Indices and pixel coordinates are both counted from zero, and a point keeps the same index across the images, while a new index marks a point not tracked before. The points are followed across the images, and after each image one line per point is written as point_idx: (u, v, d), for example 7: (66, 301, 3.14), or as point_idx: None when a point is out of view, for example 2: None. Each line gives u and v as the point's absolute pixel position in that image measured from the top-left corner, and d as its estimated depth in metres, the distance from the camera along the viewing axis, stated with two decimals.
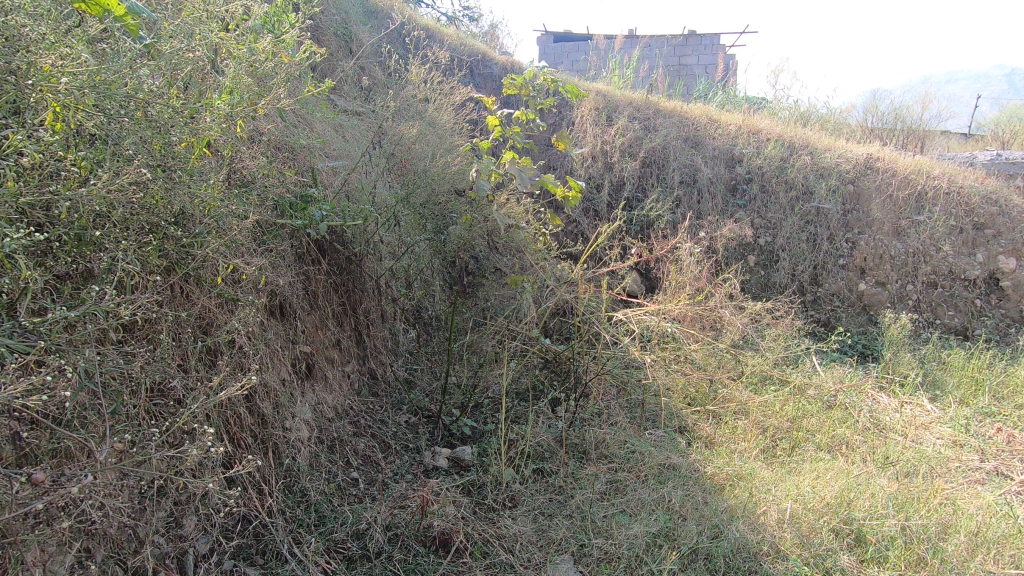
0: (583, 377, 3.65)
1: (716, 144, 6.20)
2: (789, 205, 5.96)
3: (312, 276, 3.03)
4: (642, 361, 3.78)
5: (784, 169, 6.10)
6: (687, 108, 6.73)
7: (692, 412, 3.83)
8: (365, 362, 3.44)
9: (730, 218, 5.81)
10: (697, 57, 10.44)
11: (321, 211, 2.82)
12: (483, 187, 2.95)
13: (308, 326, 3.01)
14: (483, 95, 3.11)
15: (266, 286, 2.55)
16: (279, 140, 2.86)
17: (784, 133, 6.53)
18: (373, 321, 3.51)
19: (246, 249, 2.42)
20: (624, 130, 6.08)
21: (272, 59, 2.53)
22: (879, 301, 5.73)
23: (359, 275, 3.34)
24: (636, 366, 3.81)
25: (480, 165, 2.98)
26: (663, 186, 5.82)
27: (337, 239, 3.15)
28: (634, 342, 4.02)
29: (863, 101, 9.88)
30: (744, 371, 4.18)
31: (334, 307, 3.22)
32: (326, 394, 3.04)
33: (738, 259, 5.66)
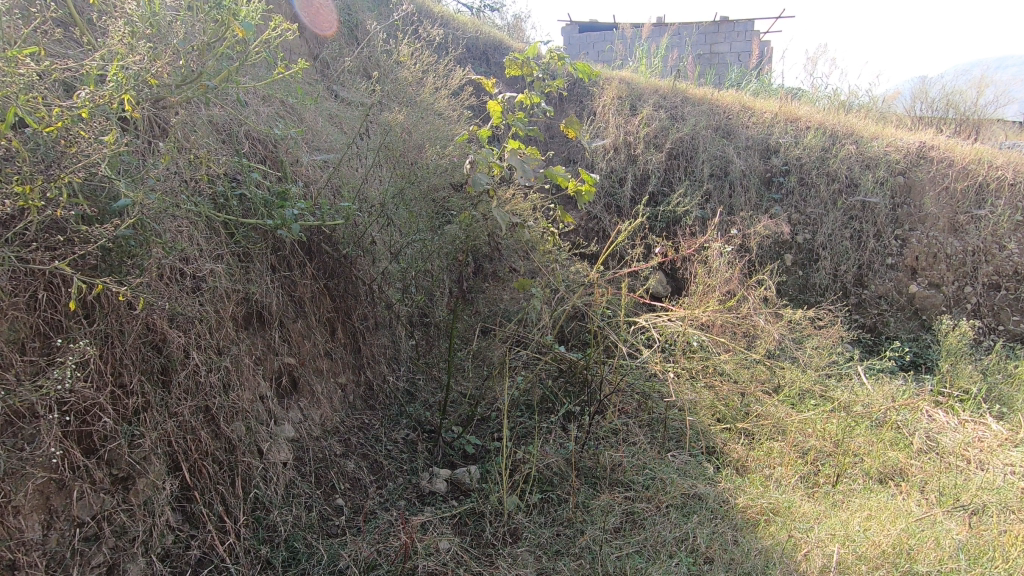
0: (597, 392, 3.34)
1: (750, 133, 5.72)
2: (830, 199, 5.45)
3: (298, 281, 2.79)
4: (665, 376, 3.42)
5: (825, 159, 5.59)
6: (717, 95, 6.24)
7: (722, 431, 3.45)
8: (360, 373, 3.19)
9: (765, 213, 5.36)
10: (729, 44, 9.87)
11: (297, 211, 2.41)
12: (480, 181, 2.58)
13: (292, 336, 2.78)
14: (482, 75, 2.74)
15: (235, 293, 2.28)
16: (251, 131, 2.62)
17: (825, 120, 6.00)
18: (370, 328, 3.22)
19: (204, 252, 2.15)
20: (649, 120, 5.67)
21: (232, 41, 2.17)
22: (932, 304, 5.19)
23: (352, 277, 3.05)
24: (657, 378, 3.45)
25: (476, 155, 2.61)
26: (691, 180, 5.41)
27: (325, 240, 2.88)
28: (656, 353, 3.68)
29: (911, 87, 9.22)
30: (780, 384, 3.82)
31: (323, 314, 2.96)
32: (313, 410, 2.82)
33: (774, 259, 5.20)
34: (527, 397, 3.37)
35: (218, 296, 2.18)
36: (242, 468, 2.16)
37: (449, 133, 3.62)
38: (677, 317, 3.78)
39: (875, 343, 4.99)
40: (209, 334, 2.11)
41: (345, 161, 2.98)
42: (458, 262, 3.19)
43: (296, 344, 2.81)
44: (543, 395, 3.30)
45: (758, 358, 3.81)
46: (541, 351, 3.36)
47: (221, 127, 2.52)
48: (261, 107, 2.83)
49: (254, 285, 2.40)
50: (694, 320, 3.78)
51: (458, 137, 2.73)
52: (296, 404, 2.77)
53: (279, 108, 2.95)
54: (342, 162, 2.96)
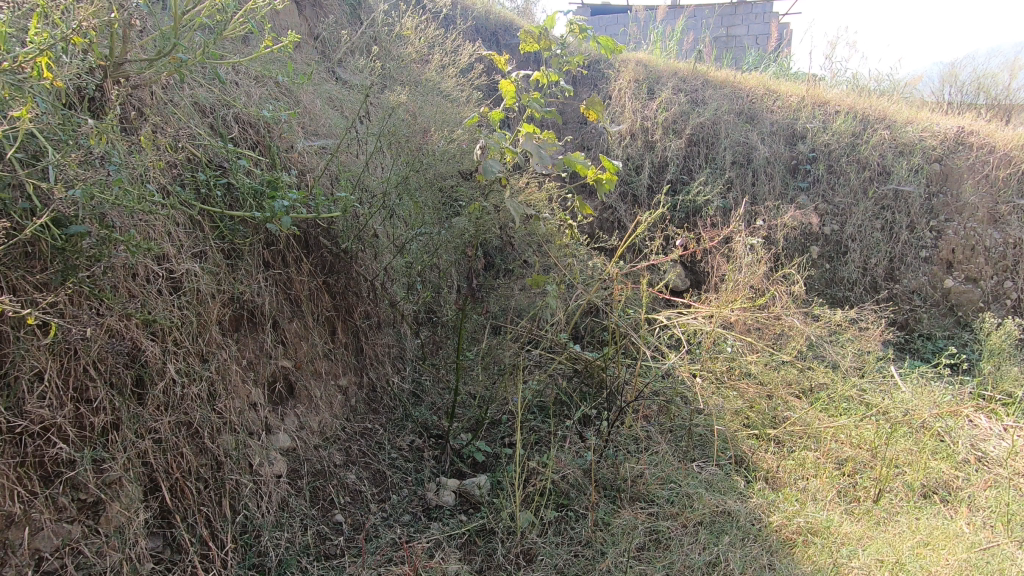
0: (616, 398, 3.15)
1: (775, 118, 5.41)
2: (861, 188, 5.15)
3: (293, 278, 2.58)
4: (692, 384, 3.17)
5: (855, 146, 5.27)
6: (740, 78, 5.91)
7: (750, 438, 3.21)
8: (363, 374, 2.97)
9: (791, 203, 5.07)
10: (746, 27, 9.48)
11: (288, 201, 2.15)
12: (492, 167, 2.29)
13: (287, 338, 2.58)
14: (492, 52, 2.48)
15: (220, 293, 2.07)
16: (239, 113, 2.40)
17: (855, 104, 5.66)
18: (373, 327, 3.01)
19: (181, 249, 1.95)
20: (668, 104, 5.37)
21: (196, 8, 1.92)
22: (969, 300, 4.89)
23: (352, 273, 2.82)
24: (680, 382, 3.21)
25: (487, 139, 2.32)
26: (712, 167, 5.13)
27: (323, 232, 2.65)
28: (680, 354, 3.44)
29: (939, 70, 8.80)
30: (810, 386, 3.57)
31: (322, 312, 2.74)
32: (310, 418, 2.63)
33: (800, 251, 4.92)
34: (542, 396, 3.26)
35: (201, 297, 1.98)
36: (229, 486, 1.97)
37: (458, 116, 3.36)
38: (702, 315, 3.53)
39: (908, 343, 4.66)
40: (189, 340, 1.91)
41: (345, 147, 2.74)
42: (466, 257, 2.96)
43: (292, 346, 2.61)
44: (559, 397, 3.16)
45: (787, 358, 3.56)
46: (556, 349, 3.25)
47: (208, 111, 2.31)
48: (252, 89, 2.61)
49: (244, 283, 2.19)
50: (720, 318, 3.53)
51: (466, 120, 2.47)
52: (292, 410, 2.58)
53: (273, 90, 2.73)
54: (342, 148, 2.72)
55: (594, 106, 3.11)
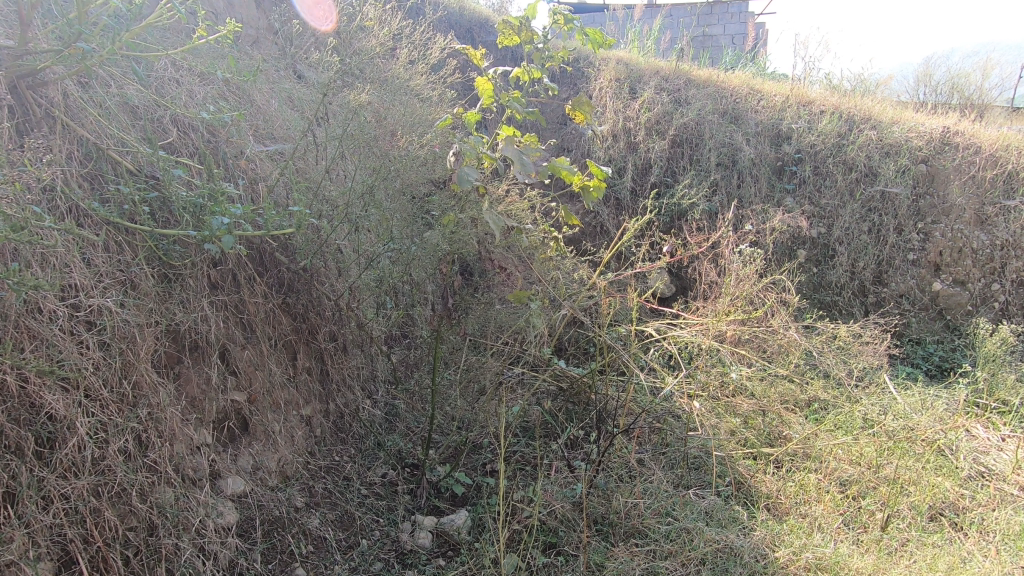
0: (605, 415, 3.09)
1: (760, 118, 5.26)
2: (847, 190, 5.03)
3: (244, 301, 2.30)
4: (687, 409, 2.99)
5: (841, 146, 5.15)
6: (723, 77, 5.76)
7: (746, 458, 3.04)
8: (329, 402, 2.70)
9: (777, 205, 4.93)
10: (722, 27, 9.39)
11: (231, 217, 1.81)
12: (469, 175, 2.00)
13: (240, 368, 2.30)
14: (465, 46, 2.21)
15: (149, 329, 1.83)
16: (176, 117, 2.12)
17: (840, 103, 5.55)
18: (340, 349, 2.73)
19: (95, 283, 1.73)
20: (651, 104, 5.18)
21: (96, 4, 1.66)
22: (958, 303, 4.81)
23: (314, 290, 2.54)
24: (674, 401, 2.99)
25: (462, 143, 2.04)
26: (697, 169, 4.96)
27: (279, 248, 2.38)
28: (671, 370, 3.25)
29: (914, 70, 8.78)
30: (804, 398, 3.42)
31: (280, 337, 2.46)
32: (268, 456, 2.35)
33: (788, 256, 4.78)
34: (527, 415, 3.14)
35: (121, 339, 1.74)
36: (164, 552, 1.70)
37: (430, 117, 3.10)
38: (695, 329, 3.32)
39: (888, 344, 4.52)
40: (106, 389, 1.68)
41: (304, 151, 2.46)
42: (440, 272, 2.66)
43: (246, 376, 2.32)
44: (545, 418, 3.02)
45: (784, 372, 3.39)
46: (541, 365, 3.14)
47: (141, 113, 2.06)
48: (196, 89, 2.33)
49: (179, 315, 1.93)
50: (714, 332, 3.33)
51: (437, 121, 2.18)
52: (247, 448, 2.30)
53: (220, 89, 2.44)
54: (302, 151, 2.43)
55: (580, 105, 2.81)
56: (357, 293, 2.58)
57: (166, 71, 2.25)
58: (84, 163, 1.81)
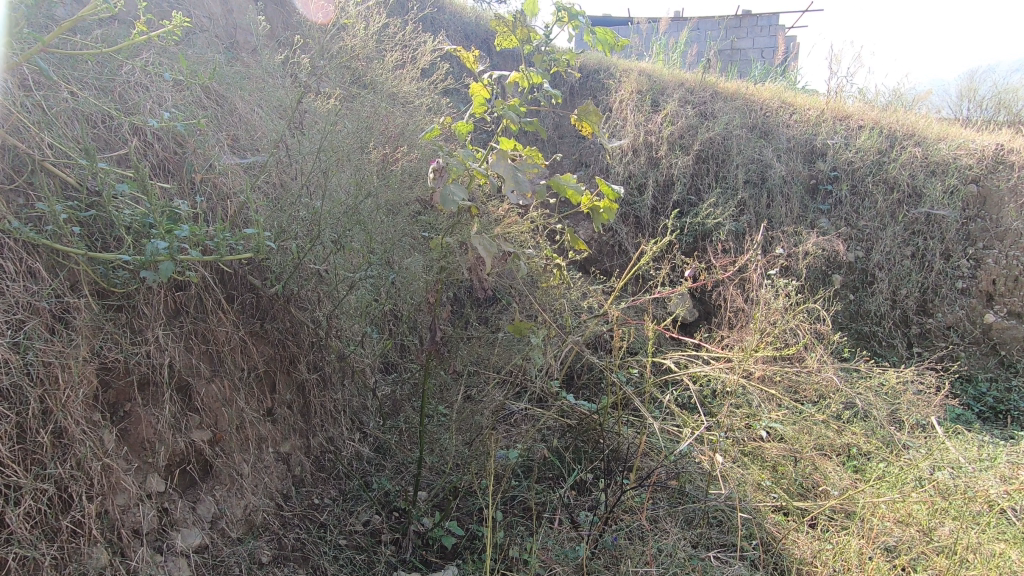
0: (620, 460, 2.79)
1: (792, 133, 4.92)
2: (889, 211, 4.65)
3: (210, 329, 2.07)
4: (706, 464, 2.69)
5: (882, 164, 4.78)
6: (752, 89, 5.43)
7: (776, 514, 2.71)
8: (310, 438, 2.45)
9: (811, 227, 4.58)
10: (751, 40, 9.06)
11: (173, 238, 1.53)
12: (455, 195, 1.73)
13: (204, 403, 2.06)
14: (457, 47, 1.97)
15: (77, 369, 1.66)
16: (137, 127, 1.95)
17: (880, 118, 5.16)
18: (324, 380, 2.47)
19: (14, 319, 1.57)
20: (674, 117, 4.88)
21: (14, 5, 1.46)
22: (1014, 337, 4.37)
23: (294, 316, 2.29)
24: (693, 451, 2.72)
25: (449, 157, 1.77)
26: (724, 187, 4.63)
27: (254, 270, 2.15)
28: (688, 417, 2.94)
29: (958, 84, 8.30)
30: (840, 444, 3.07)
31: (253, 368, 2.22)
32: (234, 502, 2.10)
33: (823, 282, 4.41)
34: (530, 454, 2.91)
35: (37, 383, 1.58)
36: None
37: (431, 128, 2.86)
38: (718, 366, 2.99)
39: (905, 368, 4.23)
40: (13, 445, 1.51)
41: (282, 164, 2.23)
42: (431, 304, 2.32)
43: (211, 413, 2.08)
44: (549, 458, 2.81)
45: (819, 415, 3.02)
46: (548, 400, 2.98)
47: (96, 122, 1.89)
48: (166, 95, 2.15)
49: (114, 354, 1.77)
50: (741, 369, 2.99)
51: (424, 132, 1.92)
52: (209, 494, 2.05)
53: (193, 97, 2.26)
54: (281, 164, 2.21)
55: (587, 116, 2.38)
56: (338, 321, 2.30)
57: (132, 78, 2.08)
58: (13, 177, 1.63)
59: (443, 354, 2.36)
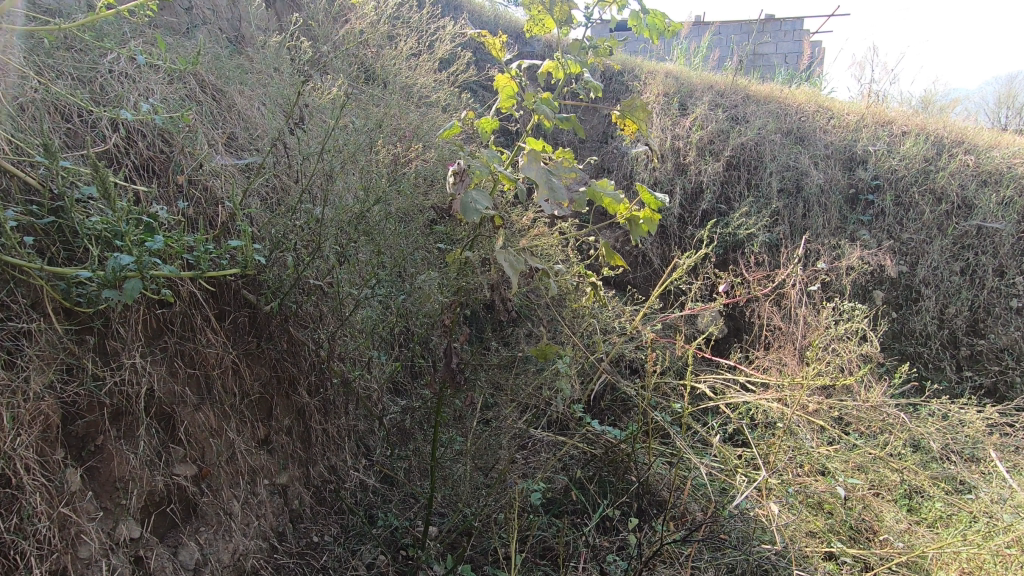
0: (647, 489, 2.65)
1: (830, 139, 4.62)
2: (936, 224, 4.34)
3: (195, 351, 1.84)
4: (760, 516, 2.41)
5: (928, 173, 4.47)
6: (786, 93, 5.14)
7: (829, 562, 2.42)
8: (309, 468, 2.21)
9: (851, 239, 4.27)
10: (775, 45, 8.75)
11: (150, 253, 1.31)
12: (478, 203, 1.48)
13: (188, 434, 1.82)
14: (482, 32, 1.72)
15: (26, 406, 1.45)
16: (118, 122, 1.75)
17: (925, 124, 4.84)
18: (325, 405, 2.23)
19: None
20: (704, 121, 4.60)
21: None
22: None
23: (292, 334, 2.04)
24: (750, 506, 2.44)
25: (472, 159, 1.52)
26: (757, 195, 4.35)
27: (247, 284, 1.91)
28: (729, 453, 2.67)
29: (994, 92, 7.96)
30: (895, 483, 2.76)
31: (246, 392, 1.98)
32: (220, 546, 1.85)
33: (865, 298, 4.10)
34: (551, 486, 2.66)
35: None
36: None
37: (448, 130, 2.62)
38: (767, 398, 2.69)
39: (955, 393, 3.90)
40: None
41: (282, 165, 2.00)
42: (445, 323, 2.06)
43: (197, 445, 1.84)
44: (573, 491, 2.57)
45: (877, 451, 2.71)
46: (572, 426, 2.74)
47: (70, 115, 1.70)
48: (154, 87, 1.94)
49: (76, 386, 1.55)
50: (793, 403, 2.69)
51: (441, 129, 1.68)
52: (193, 538, 1.81)
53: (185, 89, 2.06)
54: (281, 165, 1.98)
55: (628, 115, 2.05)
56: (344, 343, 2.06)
57: (115, 68, 1.88)
58: None
59: (458, 382, 2.02)
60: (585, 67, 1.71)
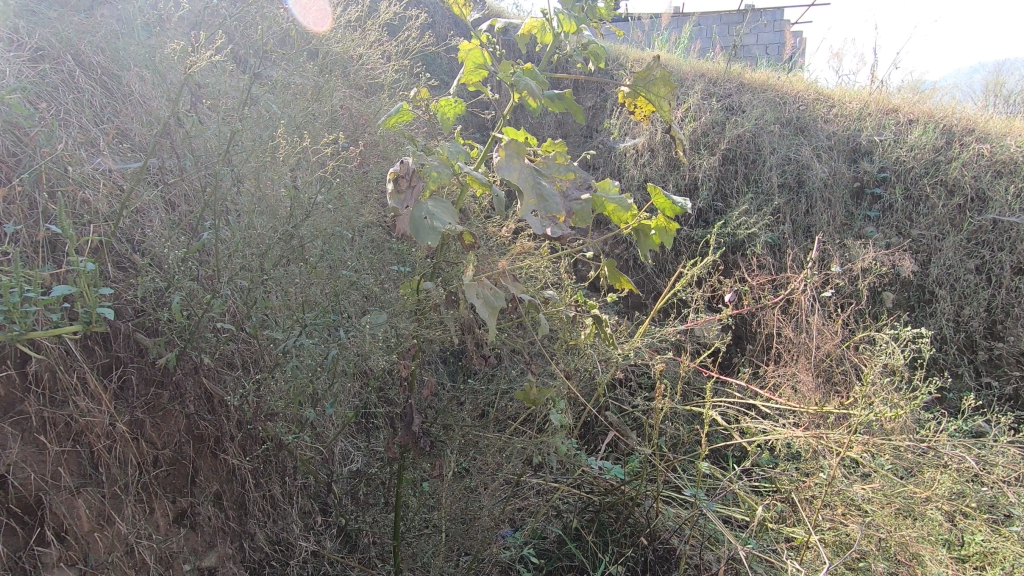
0: (653, 540, 2.25)
1: (832, 129, 4.27)
2: (949, 219, 4.04)
3: (66, 421, 1.43)
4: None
5: (938, 164, 4.15)
6: (782, 80, 4.77)
7: None
8: (241, 542, 1.67)
9: (859, 238, 3.93)
10: (756, 36, 8.42)
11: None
12: (438, 220, 1.06)
13: (62, 529, 1.42)
14: None
15: None
16: None
17: (932, 112, 4.53)
18: (251, 465, 1.66)
19: None
20: (698, 111, 4.20)
21: None
22: None
23: (199, 382, 1.56)
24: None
25: (427, 159, 1.11)
26: (757, 191, 3.98)
27: (138, 328, 1.49)
28: (750, 498, 2.28)
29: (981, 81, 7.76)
30: (943, 527, 2.35)
31: (143, 462, 1.54)
32: None
33: (879, 301, 3.75)
34: (544, 537, 2.26)
35: None
36: None
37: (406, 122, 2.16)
38: (799, 434, 2.25)
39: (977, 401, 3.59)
40: None
41: (182, 166, 1.53)
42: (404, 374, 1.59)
43: (76, 543, 1.43)
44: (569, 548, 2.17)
45: (925, 492, 2.24)
46: (567, 467, 2.34)
47: None
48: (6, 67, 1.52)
49: None
50: (831, 442, 2.23)
51: (386, 115, 1.24)
52: None
53: (54, 80, 1.61)
54: (186, 169, 1.52)
55: (640, 91, 1.53)
56: (271, 401, 1.53)
57: None
58: None
59: (427, 445, 1.58)
60: (583, 23, 1.29)
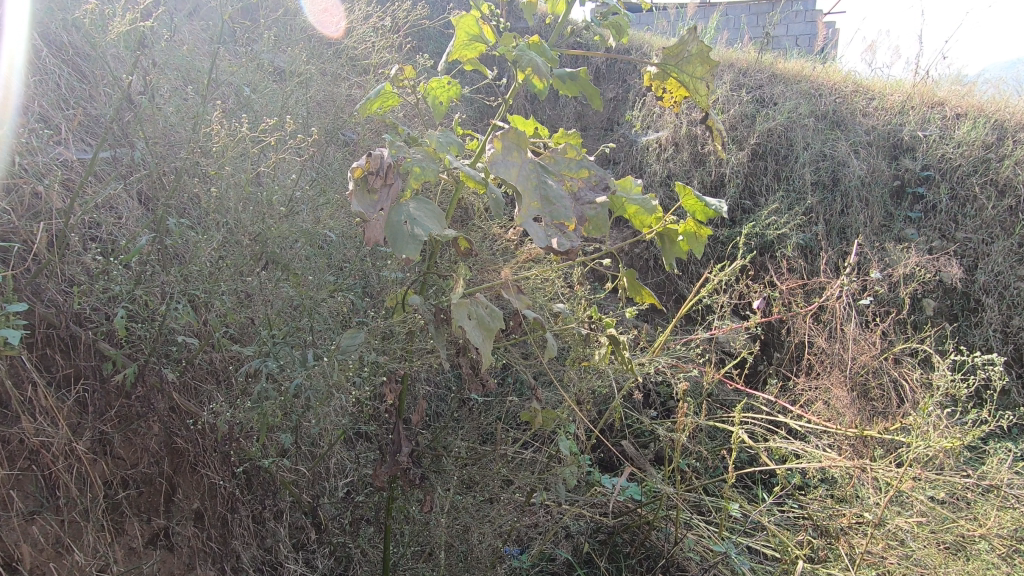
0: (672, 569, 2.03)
1: (871, 123, 3.98)
2: (998, 222, 3.75)
3: (18, 439, 1.30)
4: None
5: (988, 162, 3.86)
6: (817, 71, 4.48)
7: None
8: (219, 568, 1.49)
9: (899, 240, 3.66)
10: (786, 27, 8.04)
11: None
12: (422, 227, 0.90)
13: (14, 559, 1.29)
14: None
15: None
16: None
17: (982, 105, 4.21)
18: (223, 487, 1.47)
19: None
20: (727, 103, 3.94)
21: None
22: None
23: (167, 398, 1.41)
24: None
25: (413, 152, 0.95)
26: (789, 189, 3.72)
27: (100, 338, 1.35)
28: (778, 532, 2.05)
29: None
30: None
31: (106, 485, 1.39)
32: None
33: (920, 310, 3.48)
34: (551, 560, 2.05)
35: None
36: None
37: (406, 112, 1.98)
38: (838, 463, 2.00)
39: None
40: None
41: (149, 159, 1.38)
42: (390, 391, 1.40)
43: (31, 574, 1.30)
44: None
45: (980, 530, 2.00)
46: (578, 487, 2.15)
47: None
48: None
49: None
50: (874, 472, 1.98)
51: (365, 99, 1.07)
52: None
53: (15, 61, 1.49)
54: (153, 162, 1.37)
55: (670, 71, 1.33)
56: (243, 421, 1.37)
57: None
58: None
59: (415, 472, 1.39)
60: None
